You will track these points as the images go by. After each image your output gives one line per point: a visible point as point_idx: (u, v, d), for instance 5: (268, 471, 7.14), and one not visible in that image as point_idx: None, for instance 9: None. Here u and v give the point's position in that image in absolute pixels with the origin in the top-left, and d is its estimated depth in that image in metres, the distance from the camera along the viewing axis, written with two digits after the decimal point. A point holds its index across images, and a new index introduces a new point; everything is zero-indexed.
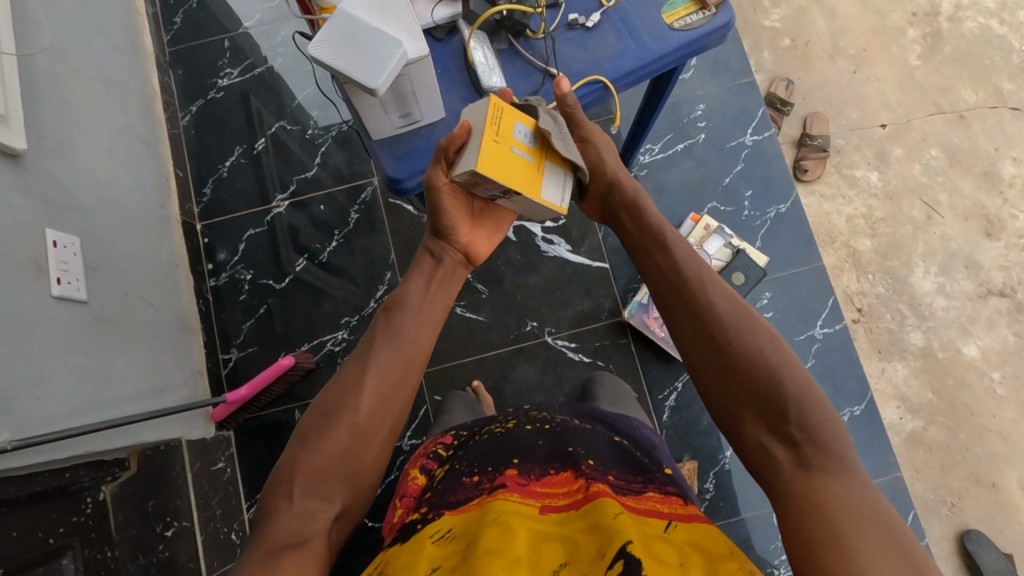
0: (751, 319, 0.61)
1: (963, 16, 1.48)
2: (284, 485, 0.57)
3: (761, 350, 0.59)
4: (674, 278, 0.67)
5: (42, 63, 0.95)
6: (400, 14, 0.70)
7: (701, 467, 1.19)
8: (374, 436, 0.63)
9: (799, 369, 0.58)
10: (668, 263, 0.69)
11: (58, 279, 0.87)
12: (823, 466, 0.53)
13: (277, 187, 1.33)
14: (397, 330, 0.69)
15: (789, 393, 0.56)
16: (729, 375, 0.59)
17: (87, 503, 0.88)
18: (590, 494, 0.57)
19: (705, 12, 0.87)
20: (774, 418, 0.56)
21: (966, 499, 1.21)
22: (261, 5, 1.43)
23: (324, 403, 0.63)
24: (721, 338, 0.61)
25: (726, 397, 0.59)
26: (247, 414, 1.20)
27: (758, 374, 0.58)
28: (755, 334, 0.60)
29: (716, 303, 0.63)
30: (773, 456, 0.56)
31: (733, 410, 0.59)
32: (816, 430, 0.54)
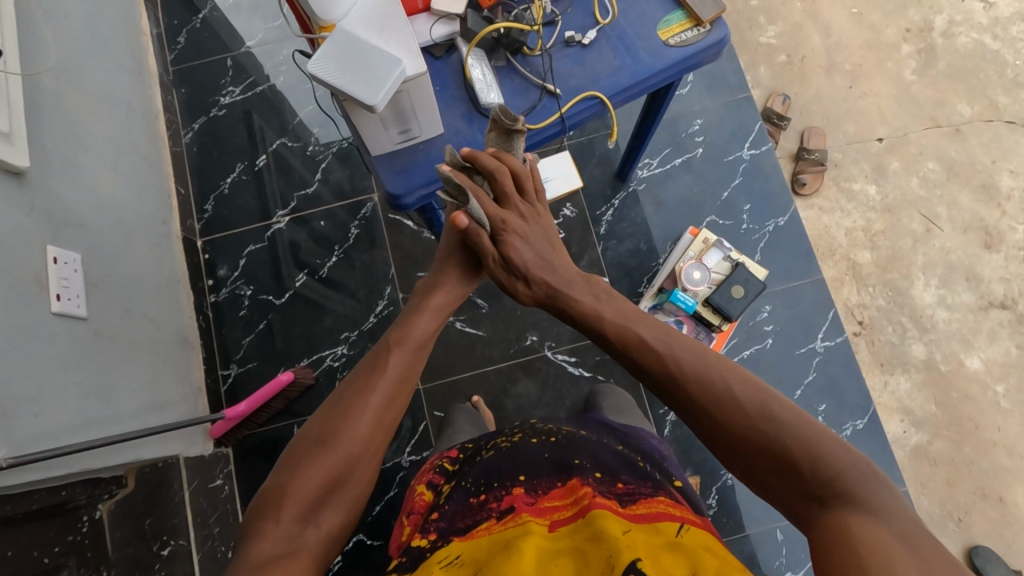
0: (731, 388, 0.58)
1: (957, 31, 1.50)
2: (274, 508, 0.56)
3: (755, 426, 0.55)
4: (653, 367, 0.63)
5: (47, 82, 0.96)
6: (401, 34, 0.72)
7: (704, 482, 1.18)
8: (363, 465, 0.60)
9: (802, 423, 0.54)
10: (641, 356, 0.65)
11: (58, 295, 0.88)
12: (854, 505, 0.50)
13: (278, 204, 1.34)
14: (388, 366, 0.65)
15: (801, 456, 0.53)
16: (740, 456, 0.56)
17: (83, 522, 0.89)
18: (589, 505, 0.57)
19: (700, 29, 0.88)
20: (794, 483, 0.53)
21: (973, 513, 1.20)
22: (264, 24, 1.45)
23: (325, 426, 0.60)
24: (715, 423, 0.58)
25: (750, 474, 0.57)
26: (246, 431, 1.18)
27: (757, 448, 0.55)
28: (742, 406, 0.56)
29: (695, 390, 0.60)
30: (804, 511, 0.53)
31: (761, 483, 0.56)
32: (837, 480, 0.51)
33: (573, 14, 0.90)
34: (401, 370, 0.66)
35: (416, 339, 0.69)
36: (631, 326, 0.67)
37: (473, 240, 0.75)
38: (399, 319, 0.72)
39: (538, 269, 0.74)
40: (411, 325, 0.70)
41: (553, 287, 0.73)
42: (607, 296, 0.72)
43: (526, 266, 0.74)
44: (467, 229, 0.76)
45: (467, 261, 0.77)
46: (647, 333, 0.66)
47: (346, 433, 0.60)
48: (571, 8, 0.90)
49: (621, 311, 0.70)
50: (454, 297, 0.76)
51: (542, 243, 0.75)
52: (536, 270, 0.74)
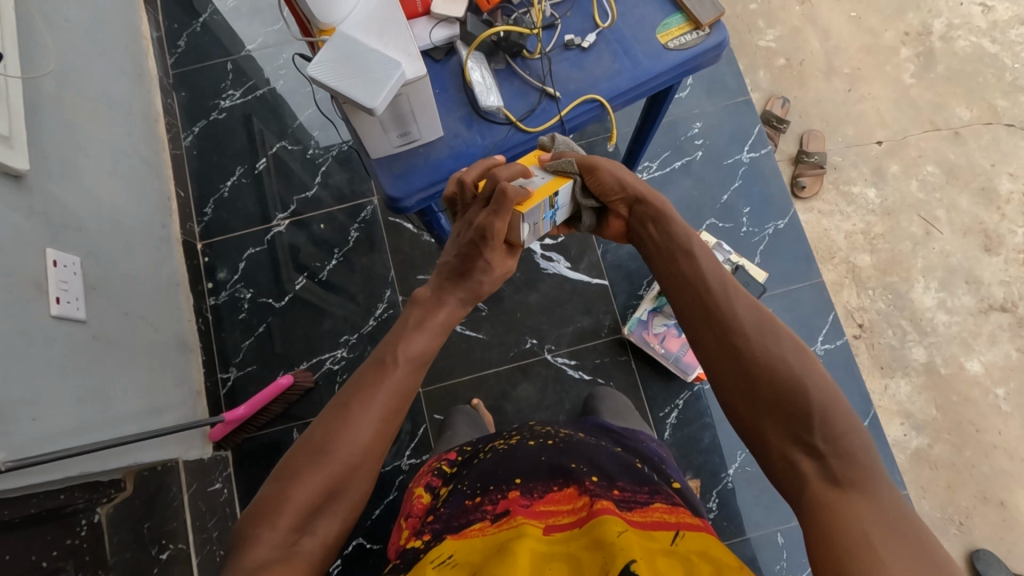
0: (775, 324, 0.60)
1: (955, 35, 1.50)
2: (269, 515, 0.55)
3: (787, 359, 0.57)
4: (700, 283, 0.65)
5: (47, 85, 0.97)
6: (401, 37, 0.72)
7: (704, 485, 1.17)
8: (361, 475, 0.60)
9: (829, 381, 0.56)
10: (690, 272, 0.66)
11: (57, 298, 0.87)
12: (853, 482, 0.51)
13: (277, 207, 1.34)
14: (388, 379, 0.64)
15: (815, 407, 0.54)
16: (756, 380, 0.57)
17: (82, 526, 0.89)
18: (592, 512, 0.56)
19: (699, 32, 0.88)
20: (800, 422, 0.54)
21: (974, 517, 1.19)
22: (264, 28, 1.46)
23: (321, 435, 0.60)
24: (746, 341, 0.59)
25: (749, 406, 0.57)
26: (245, 434, 1.18)
27: (779, 382, 0.56)
28: (781, 342, 0.58)
29: (739, 311, 0.61)
30: (798, 469, 0.54)
31: (758, 416, 0.57)
32: (842, 441, 0.52)
33: (573, 18, 0.91)
34: (401, 383, 0.65)
35: (414, 354, 0.67)
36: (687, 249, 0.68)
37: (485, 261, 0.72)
38: (395, 331, 0.70)
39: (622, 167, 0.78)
40: (410, 338, 0.68)
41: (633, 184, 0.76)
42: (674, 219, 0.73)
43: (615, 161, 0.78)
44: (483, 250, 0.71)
45: (474, 282, 0.72)
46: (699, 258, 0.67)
47: (344, 444, 0.59)
48: (571, 11, 0.91)
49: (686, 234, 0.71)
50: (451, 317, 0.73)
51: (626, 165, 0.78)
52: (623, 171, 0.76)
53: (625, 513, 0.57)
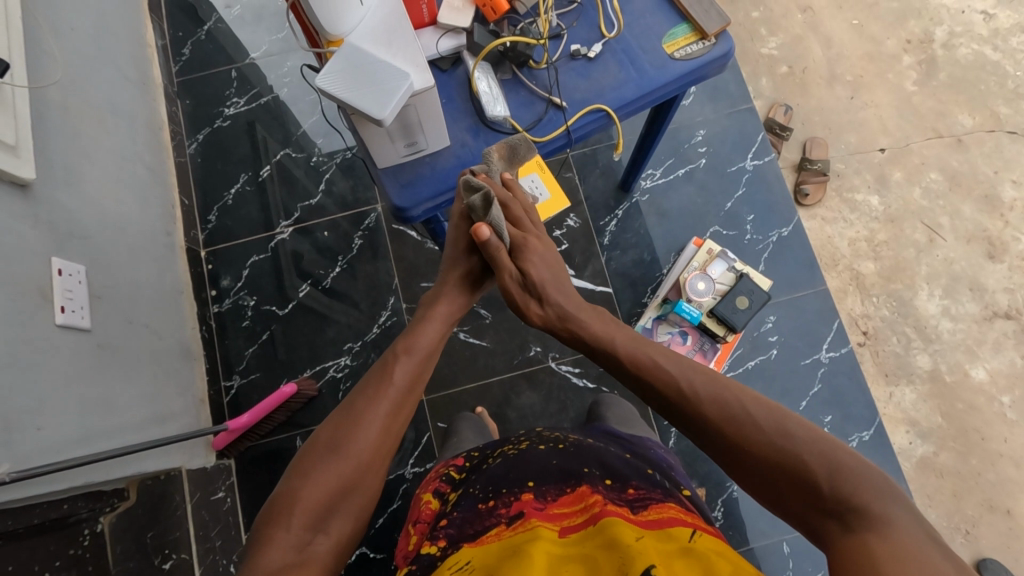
0: (745, 406, 0.60)
1: (957, 43, 1.51)
2: (283, 514, 0.55)
3: (770, 440, 0.57)
4: (665, 389, 0.65)
5: (53, 95, 0.97)
6: (408, 47, 0.73)
7: (709, 494, 1.17)
8: (374, 470, 0.60)
9: (817, 439, 0.56)
10: (652, 379, 0.67)
11: (62, 307, 0.87)
12: (870, 525, 0.50)
13: (281, 214, 1.34)
14: (397, 374, 0.66)
15: (818, 468, 0.54)
16: (756, 474, 0.57)
17: (85, 535, 0.90)
18: (606, 512, 0.56)
19: (705, 42, 0.88)
20: (811, 494, 0.54)
21: (981, 526, 1.19)
22: (268, 36, 1.46)
23: (334, 434, 0.60)
24: (728, 439, 0.59)
25: (763, 488, 0.58)
26: (249, 442, 1.18)
27: (774, 459, 0.56)
28: (759, 424, 0.58)
29: (708, 410, 0.61)
30: (826, 529, 0.53)
31: (777, 499, 0.57)
32: (853, 495, 0.52)
33: (579, 28, 0.91)
34: (410, 378, 0.66)
35: (423, 350, 0.70)
36: (639, 353, 0.70)
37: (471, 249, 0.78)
38: (407, 329, 0.72)
39: (553, 288, 0.76)
40: (418, 334, 0.70)
41: (564, 307, 0.76)
42: (615, 329, 0.74)
43: (545, 285, 0.76)
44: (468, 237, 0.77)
45: (467, 273, 0.77)
46: (656, 360, 0.68)
47: (355, 441, 0.60)
48: (577, 21, 0.91)
49: (632, 337, 0.73)
50: (460, 305, 0.76)
51: (554, 266, 0.78)
52: (550, 291, 0.76)
53: (634, 513, 0.57)
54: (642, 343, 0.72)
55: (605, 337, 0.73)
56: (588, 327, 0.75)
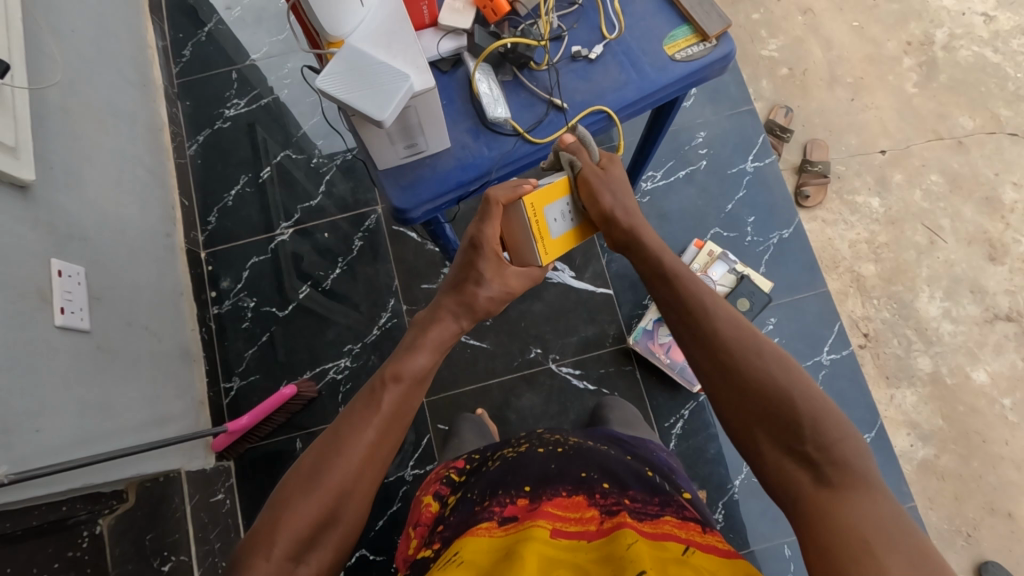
0: (756, 338, 0.61)
1: (957, 45, 1.51)
2: (265, 541, 0.55)
3: (773, 373, 0.58)
4: (686, 304, 0.66)
5: (53, 96, 0.97)
6: (409, 49, 0.72)
7: (710, 496, 1.16)
8: (356, 499, 0.60)
9: (818, 392, 0.57)
10: (675, 292, 0.68)
11: (61, 308, 0.87)
12: (847, 485, 0.51)
13: (281, 216, 1.34)
14: (384, 401, 0.64)
15: (806, 415, 0.55)
16: (742, 396, 0.59)
17: (84, 537, 0.89)
18: (611, 527, 0.56)
19: (706, 44, 0.88)
20: (793, 435, 0.55)
21: (982, 529, 1.18)
22: (269, 37, 1.46)
23: (319, 459, 0.60)
24: (728, 358, 0.61)
25: (740, 418, 0.59)
26: (248, 444, 1.17)
27: (768, 392, 0.57)
28: (767, 356, 0.59)
29: (722, 328, 0.63)
30: (794, 480, 0.54)
31: (751, 429, 0.58)
32: (834, 448, 0.53)
33: (580, 30, 0.91)
34: (397, 402, 0.65)
35: (412, 375, 0.68)
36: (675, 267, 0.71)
37: (482, 278, 0.73)
38: (395, 353, 0.70)
39: (623, 189, 0.77)
40: (407, 360, 0.68)
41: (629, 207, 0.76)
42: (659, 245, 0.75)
43: (616, 179, 0.77)
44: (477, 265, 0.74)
45: (470, 296, 0.73)
46: (687, 279, 0.69)
47: (339, 470, 0.59)
48: (578, 23, 0.91)
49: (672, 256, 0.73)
50: (451, 333, 0.73)
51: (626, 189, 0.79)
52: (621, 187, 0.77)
53: (647, 525, 0.57)
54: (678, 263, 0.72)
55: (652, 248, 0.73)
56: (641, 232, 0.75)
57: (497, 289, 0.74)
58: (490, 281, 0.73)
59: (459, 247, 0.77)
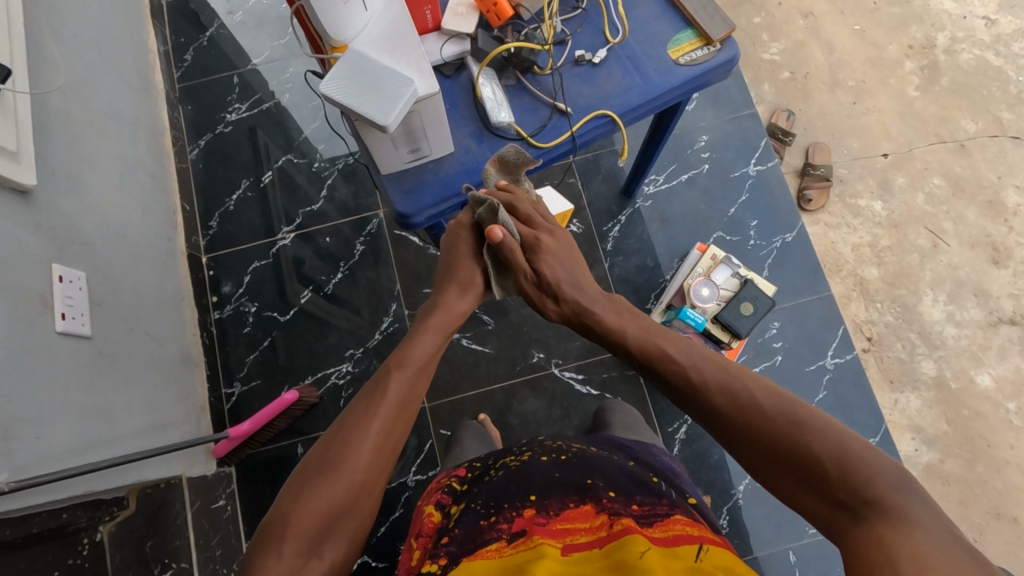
0: (754, 395, 0.60)
1: (959, 48, 1.51)
2: (276, 539, 0.54)
3: (778, 428, 0.57)
4: (676, 381, 0.66)
5: (55, 102, 0.96)
6: (413, 54, 0.72)
7: (714, 502, 1.16)
8: (367, 493, 0.59)
9: (829, 427, 0.55)
10: (666, 367, 0.67)
11: (63, 314, 0.86)
12: (884, 517, 0.49)
13: (282, 220, 1.33)
14: (390, 390, 0.64)
15: (827, 461, 0.53)
16: (764, 464, 0.57)
17: (84, 545, 0.90)
18: (617, 532, 0.55)
19: (709, 48, 0.88)
20: (823, 487, 0.53)
21: (988, 534, 1.18)
22: (271, 42, 1.46)
23: (325, 452, 0.60)
24: (736, 429, 0.59)
25: (773, 477, 0.57)
26: (249, 450, 1.16)
27: (781, 450, 0.56)
28: (766, 413, 0.58)
29: (716, 397, 0.62)
30: (839, 524, 0.52)
31: (785, 491, 0.56)
32: (867, 488, 0.51)
33: (583, 34, 0.91)
34: (401, 395, 0.65)
35: (416, 362, 0.68)
36: (649, 344, 0.71)
37: (470, 256, 0.78)
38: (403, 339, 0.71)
39: (568, 285, 0.77)
40: (411, 346, 0.69)
41: (580, 305, 0.76)
42: (625, 317, 0.75)
43: (562, 283, 0.77)
44: (462, 243, 0.78)
45: (467, 275, 0.77)
46: (668, 350, 0.69)
47: (348, 463, 0.59)
48: (581, 27, 0.91)
49: (643, 328, 0.73)
50: (457, 312, 0.74)
51: (569, 262, 0.79)
52: (567, 287, 0.77)
53: (656, 532, 0.56)
54: (655, 330, 0.72)
55: (614, 331, 0.74)
56: (601, 318, 0.75)
57: (483, 264, 0.78)
58: (475, 260, 0.78)
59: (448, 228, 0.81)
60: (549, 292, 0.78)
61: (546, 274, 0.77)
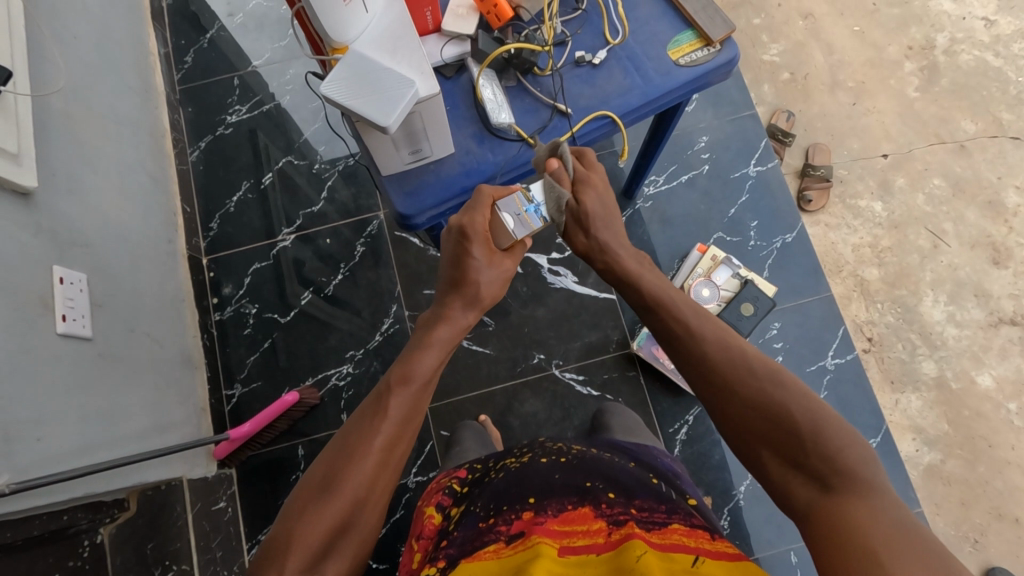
0: (747, 357, 0.61)
1: (959, 49, 1.51)
2: (279, 557, 0.54)
3: (765, 388, 0.58)
4: (674, 329, 0.67)
5: (55, 103, 0.96)
6: (415, 55, 0.72)
7: (715, 503, 1.16)
8: (370, 507, 0.59)
9: (814, 404, 0.56)
10: (664, 319, 0.69)
11: (64, 316, 0.86)
12: (854, 491, 0.50)
13: (282, 222, 1.33)
14: (392, 406, 0.64)
15: (805, 428, 0.54)
16: (741, 413, 0.58)
17: (84, 547, 0.89)
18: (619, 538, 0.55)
19: (710, 48, 0.88)
20: (795, 451, 0.54)
21: (989, 534, 1.17)
22: (271, 44, 1.46)
23: (328, 470, 0.59)
24: (723, 380, 0.61)
25: (744, 436, 0.58)
26: (250, 451, 1.16)
27: (762, 408, 0.57)
28: (755, 372, 0.60)
29: (710, 350, 0.63)
30: (802, 490, 0.53)
31: (755, 449, 0.57)
32: (838, 457, 0.52)
33: (583, 35, 0.91)
34: (406, 411, 0.65)
35: (421, 378, 0.67)
36: (660, 293, 0.72)
37: (479, 266, 0.73)
38: (404, 355, 0.70)
39: (601, 224, 0.79)
40: (416, 362, 0.68)
41: (607, 243, 0.78)
42: (645, 270, 0.76)
43: (595, 218, 0.78)
44: (471, 253, 0.72)
45: (473, 289, 0.73)
46: (675, 302, 0.70)
47: (351, 479, 0.58)
48: (581, 28, 0.91)
49: (661, 280, 0.74)
50: (460, 327, 0.74)
51: (609, 206, 0.80)
52: (601, 223, 0.79)
53: (654, 536, 0.56)
54: (665, 287, 0.73)
55: (635, 273, 0.75)
56: (622, 262, 0.77)
57: (492, 274, 0.74)
58: (488, 270, 0.73)
59: (447, 232, 0.74)
60: (582, 225, 0.79)
61: (584, 206, 0.78)
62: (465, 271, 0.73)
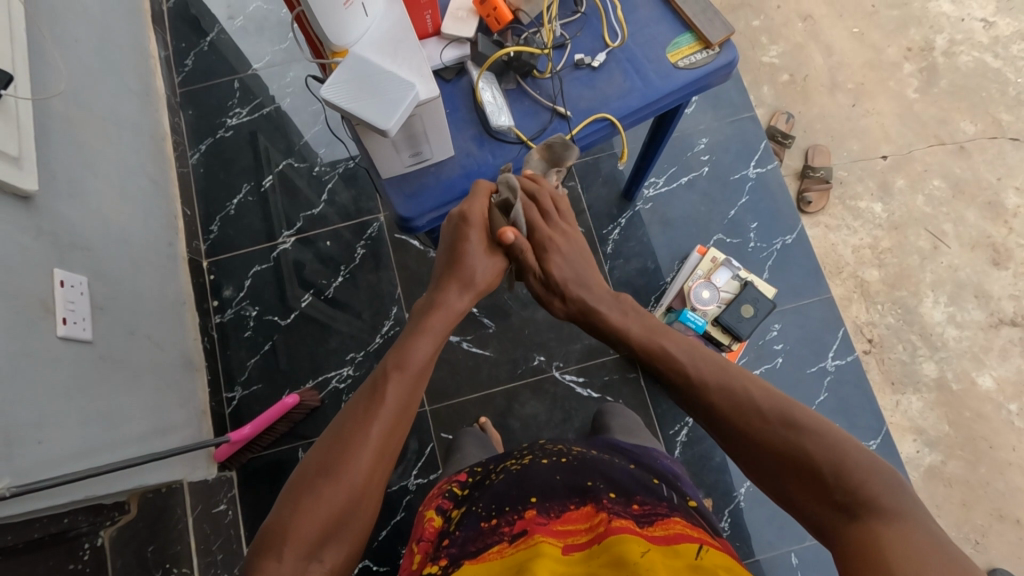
0: (751, 395, 0.60)
1: (958, 50, 1.51)
2: (276, 544, 0.54)
3: (776, 430, 0.57)
4: (675, 379, 0.65)
5: (56, 107, 0.97)
6: (415, 58, 0.73)
7: (716, 504, 1.16)
8: (370, 499, 0.59)
9: (827, 431, 0.55)
10: (664, 366, 0.67)
11: (64, 319, 0.87)
12: (882, 519, 0.49)
13: (283, 224, 1.34)
14: (389, 395, 0.63)
15: (824, 465, 0.53)
16: (759, 464, 0.57)
17: (84, 550, 0.90)
18: (613, 527, 0.55)
19: (709, 51, 0.88)
20: (819, 488, 0.53)
21: (991, 535, 1.17)
22: (271, 47, 1.47)
23: (326, 456, 0.59)
24: (734, 429, 0.59)
25: (767, 475, 0.57)
26: (250, 454, 1.16)
27: (778, 451, 0.56)
28: (763, 413, 0.58)
29: (716, 398, 0.62)
30: (833, 525, 0.52)
31: (780, 489, 0.56)
32: (862, 488, 0.51)
33: (583, 38, 0.91)
34: (403, 398, 0.64)
35: (418, 364, 0.67)
36: (653, 343, 0.70)
37: (473, 253, 0.74)
38: (402, 337, 0.69)
39: (576, 286, 0.77)
40: (412, 348, 0.68)
41: (584, 301, 0.77)
42: (630, 313, 0.75)
43: (568, 283, 0.77)
44: (468, 237, 0.74)
45: (468, 272, 0.74)
46: (668, 349, 0.68)
47: (350, 468, 0.58)
48: (580, 31, 0.91)
49: (648, 327, 0.72)
50: (455, 312, 0.72)
51: (579, 261, 0.79)
52: (574, 286, 0.77)
53: (654, 531, 0.56)
54: (659, 331, 0.72)
55: (621, 329, 0.74)
56: (606, 317, 0.75)
57: (485, 261, 0.75)
58: (481, 257, 0.74)
59: (448, 217, 0.77)
60: (557, 291, 0.78)
61: (553, 273, 0.77)
62: (463, 257, 0.74)
